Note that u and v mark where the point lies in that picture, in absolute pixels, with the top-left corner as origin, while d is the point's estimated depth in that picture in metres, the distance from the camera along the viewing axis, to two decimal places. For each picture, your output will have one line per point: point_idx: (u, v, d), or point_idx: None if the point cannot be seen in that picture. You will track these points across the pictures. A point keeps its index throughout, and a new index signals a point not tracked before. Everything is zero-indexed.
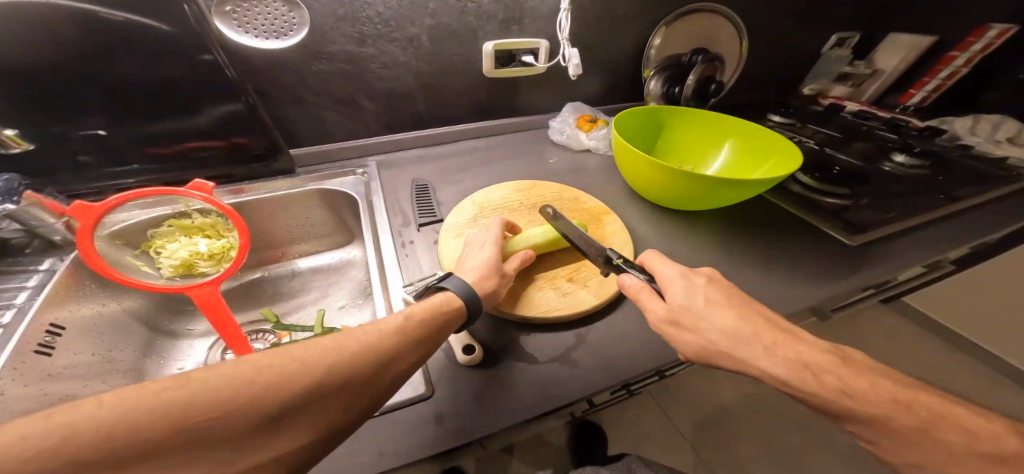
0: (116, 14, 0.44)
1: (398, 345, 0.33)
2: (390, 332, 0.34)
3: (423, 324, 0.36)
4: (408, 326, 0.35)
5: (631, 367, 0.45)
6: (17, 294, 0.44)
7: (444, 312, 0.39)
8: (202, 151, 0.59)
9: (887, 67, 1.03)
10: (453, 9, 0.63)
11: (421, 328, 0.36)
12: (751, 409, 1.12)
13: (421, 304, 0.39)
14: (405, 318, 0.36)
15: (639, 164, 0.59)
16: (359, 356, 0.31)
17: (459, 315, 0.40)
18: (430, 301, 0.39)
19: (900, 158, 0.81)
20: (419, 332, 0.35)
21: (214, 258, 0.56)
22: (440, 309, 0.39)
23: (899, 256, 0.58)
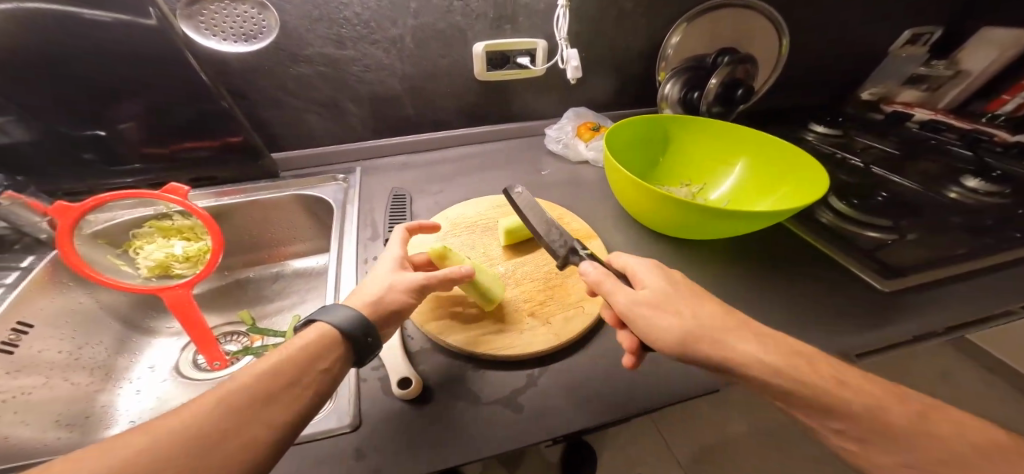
0: (96, 13, 0.44)
1: (248, 407, 0.25)
2: (223, 399, 0.25)
3: (287, 367, 0.28)
4: (251, 382, 0.26)
5: (583, 421, 0.39)
6: None
7: (315, 348, 0.31)
8: (197, 152, 0.60)
9: (975, 69, 0.84)
10: (437, 8, 0.59)
11: (275, 377, 0.27)
12: (762, 446, 0.99)
13: (281, 350, 0.30)
14: (281, 361, 0.29)
15: (628, 185, 0.52)
16: (195, 435, 0.22)
17: (337, 344, 0.32)
18: (292, 343, 0.31)
19: (972, 182, 0.68)
20: (274, 382, 0.27)
21: (190, 260, 0.57)
22: (309, 346, 0.31)
23: (942, 308, 0.47)
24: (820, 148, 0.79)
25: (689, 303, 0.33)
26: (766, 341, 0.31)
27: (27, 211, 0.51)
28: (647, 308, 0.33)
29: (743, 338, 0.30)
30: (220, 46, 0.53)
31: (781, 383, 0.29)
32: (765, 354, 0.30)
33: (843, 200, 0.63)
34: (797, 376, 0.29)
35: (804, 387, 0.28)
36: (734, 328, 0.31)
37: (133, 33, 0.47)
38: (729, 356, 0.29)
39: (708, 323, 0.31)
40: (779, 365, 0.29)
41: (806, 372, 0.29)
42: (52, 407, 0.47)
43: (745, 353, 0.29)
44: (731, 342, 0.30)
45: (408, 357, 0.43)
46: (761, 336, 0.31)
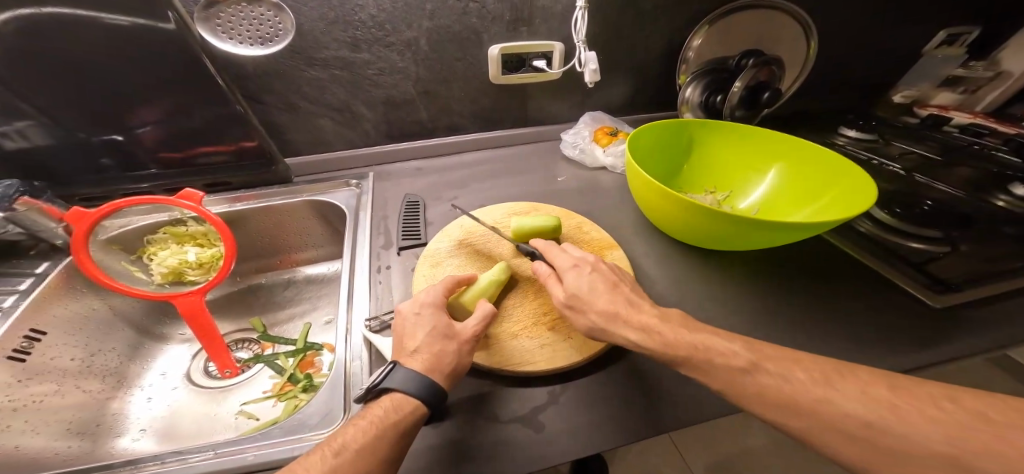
0: (115, 17, 0.44)
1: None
2: (331, 471, 0.28)
3: (379, 444, 0.30)
4: (354, 456, 0.29)
5: (611, 441, 0.36)
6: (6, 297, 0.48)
7: (405, 421, 0.32)
8: (212, 157, 0.59)
9: (1016, 69, 0.80)
10: (453, 9, 0.58)
11: (377, 449, 0.30)
12: (783, 457, 0.93)
13: (370, 414, 0.32)
14: (372, 445, 0.30)
15: (652, 193, 0.49)
16: None
17: (424, 415, 0.33)
18: (379, 409, 0.32)
19: (1021, 190, 0.64)
20: (373, 458, 0.29)
21: (203, 267, 0.56)
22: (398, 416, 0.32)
23: (991, 324, 0.44)
24: (853, 153, 0.75)
25: (603, 296, 0.38)
26: (610, 301, 0.38)
27: (43, 217, 0.50)
28: (550, 281, 0.42)
29: (593, 300, 0.38)
30: (236, 49, 0.52)
31: (613, 338, 0.36)
32: (604, 312, 0.37)
33: (882, 208, 0.60)
34: (624, 333, 0.36)
35: (628, 343, 0.36)
36: (588, 294, 0.39)
37: (152, 37, 0.46)
38: (583, 318, 0.38)
39: (572, 292, 0.39)
40: (610, 321, 0.37)
41: (627, 326, 0.36)
42: (64, 415, 0.46)
43: (594, 317, 0.37)
44: (585, 308, 0.38)
45: None
46: (614, 296, 0.38)
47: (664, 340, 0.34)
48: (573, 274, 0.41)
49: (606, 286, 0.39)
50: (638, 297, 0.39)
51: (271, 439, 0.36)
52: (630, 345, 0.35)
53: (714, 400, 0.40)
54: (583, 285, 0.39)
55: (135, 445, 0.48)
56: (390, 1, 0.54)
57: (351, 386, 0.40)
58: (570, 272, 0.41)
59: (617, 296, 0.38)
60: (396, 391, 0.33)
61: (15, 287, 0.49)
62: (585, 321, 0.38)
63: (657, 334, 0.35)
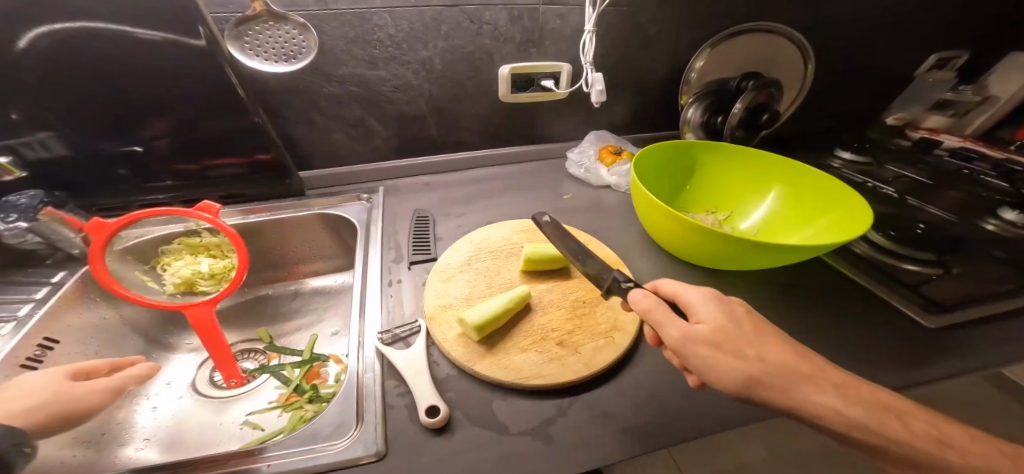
0: (146, 32, 0.46)
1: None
2: None
3: None
4: None
5: (619, 454, 0.37)
6: (22, 306, 0.49)
7: None
8: (228, 169, 0.61)
9: (1003, 93, 0.82)
10: (468, 31, 0.60)
11: None
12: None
13: None
14: None
15: (657, 212, 0.51)
16: None
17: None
18: None
19: (1010, 215, 0.67)
20: None
21: (214, 277, 0.57)
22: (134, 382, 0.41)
23: (985, 345, 0.45)
24: (849, 175, 0.78)
25: (754, 340, 0.31)
26: (780, 349, 0.30)
27: (64, 227, 0.51)
28: (659, 310, 0.34)
29: (757, 345, 0.30)
30: (260, 65, 0.51)
31: (781, 395, 0.28)
32: (771, 363, 0.29)
33: (877, 229, 0.62)
34: (800, 389, 0.28)
35: (805, 402, 0.28)
36: (751, 336, 0.31)
37: (178, 52, 0.48)
38: (735, 367, 0.29)
39: (721, 327, 0.31)
40: (779, 375, 0.29)
41: (815, 384, 0.29)
42: None
43: (754, 364, 0.29)
44: (747, 354, 0.30)
45: (435, 384, 0.42)
46: (769, 342, 0.31)
47: (861, 404, 0.29)
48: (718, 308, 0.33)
49: (751, 324, 0.32)
50: (782, 338, 0.32)
51: (284, 448, 0.37)
52: (819, 405, 0.28)
53: (719, 416, 0.41)
54: (741, 323, 0.32)
55: (139, 455, 0.48)
56: (408, 23, 0.57)
57: (363, 398, 0.41)
58: (707, 303, 0.33)
59: (764, 339, 0.31)
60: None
61: (30, 295, 0.50)
62: (728, 369, 0.29)
63: (836, 392, 0.29)
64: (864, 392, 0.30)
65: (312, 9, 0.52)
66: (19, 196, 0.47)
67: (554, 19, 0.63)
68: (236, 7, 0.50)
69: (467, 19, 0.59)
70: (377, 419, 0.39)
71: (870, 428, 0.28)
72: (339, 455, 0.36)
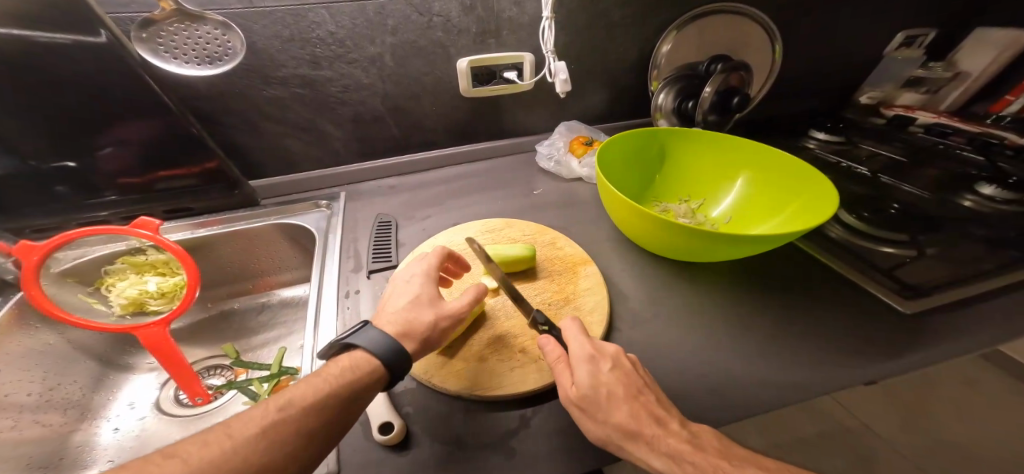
0: (43, 35, 0.42)
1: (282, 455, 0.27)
2: (273, 424, 0.28)
3: (328, 400, 0.31)
4: (303, 410, 0.29)
5: (582, 462, 0.35)
6: None
7: (360, 380, 0.33)
8: (173, 182, 0.57)
9: (973, 70, 0.82)
10: (417, 24, 0.57)
11: (327, 407, 0.30)
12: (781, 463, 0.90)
13: (327, 372, 0.33)
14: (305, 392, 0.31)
15: (621, 209, 0.49)
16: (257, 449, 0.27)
17: (381, 376, 0.35)
18: (336, 368, 0.33)
19: (987, 190, 0.65)
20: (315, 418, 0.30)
21: (165, 297, 0.54)
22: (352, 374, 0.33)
23: (960, 328, 0.44)
24: (824, 157, 0.76)
25: (615, 403, 0.32)
26: (627, 410, 0.32)
27: None
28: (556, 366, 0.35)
29: (610, 406, 0.32)
30: (180, 69, 0.47)
31: (624, 452, 0.31)
32: (620, 427, 0.31)
33: (852, 211, 0.61)
34: (637, 451, 0.30)
35: (638, 461, 0.30)
36: (603, 400, 0.32)
37: (99, 57, 0.45)
38: (593, 428, 0.32)
39: (583, 391, 0.33)
40: (625, 439, 0.31)
41: (657, 445, 0.30)
42: (23, 450, 0.45)
43: (603, 426, 0.31)
44: (597, 416, 0.32)
45: (390, 400, 0.40)
46: (620, 404, 0.32)
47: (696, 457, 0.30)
48: (588, 366, 0.34)
49: (612, 388, 0.33)
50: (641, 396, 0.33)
51: None
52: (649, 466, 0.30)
53: None
54: (602, 385, 0.33)
55: None
56: (351, 18, 0.54)
57: None
58: (581, 363, 0.34)
59: (632, 405, 0.32)
60: (362, 349, 0.35)
61: None
62: (587, 427, 0.32)
63: (673, 452, 0.30)
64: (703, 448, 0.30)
65: (235, 8, 0.48)
66: None
67: (509, 6, 0.60)
68: (139, 7, 0.47)
69: (415, 11, 0.56)
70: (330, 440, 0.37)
71: None
72: None
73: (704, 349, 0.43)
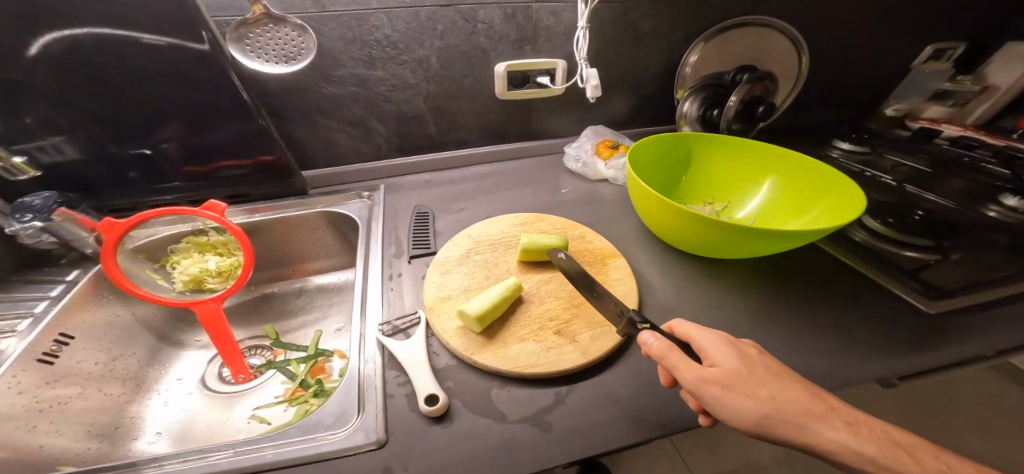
0: (154, 38, 0.47)
1: None
2: None
3: None
4: None
5: (614, 437, 0.38)
6: (39, 303, 0.51)
7: None
8: (234, 170, 0.62)
9: (1002, 83, 0.83)
10: (462, 30, 0.61)
11: None
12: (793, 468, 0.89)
13: None
14: None
15: (654, 205, 0.51)
16: None
17: None
18: None
19: (1011, 201, 0.67)
20: None
21: (222, 275, 0.59)
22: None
23: (984, 329, 0.45)
24: (848, 165, 0.78)
25: (770, 383, 0.32)
26: (787, 388, 0.32)
27: (77, 227, 0.53)
28: (676, 353, 0.34)
29: (767, 386, 0.32)
30: (262, 67, 0.53)
31: (792, 431, 0.30)
32: (779, 406, 0.31)
33: (875, 218, 0.62)
34: (810, 425, 0.30)
35: (816, 437, 0.30)
36: (752, 379, 0.32)
37: (186, 56, 0.49)
38: (752, 408, 0.31)
39: (732, 371, 0.33)
40: (787, 419, 0.30)
41: (823, 419, 0.31)
42: (85, 417, 0.48)
43: (766, 404, 0.31)
44: (756, 393, 0.31)
45: (435, 374, 0.43)
46: (777, 382, 0.32)
47: (870, 438, 0.31)
48: (726, 348, 0.34)
49: (762, 366, 0.33)
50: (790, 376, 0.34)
51: (287, 438, 0.38)
52: (828, 440, 0.30)
53: None
54: (749, 364, 0.33)
55: (151, 448, 0.51)
56: (404, 22, 0.58)
57: (364, 388, 0.42)
58: (717, 347, 0.35)
59: (783, 386, 0.32)
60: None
61: (46, 293, 0.52)
62: (740, 407, 0.31)
63: (843, 426, 0.31)
64: (864, 422, 0.32)
65: (310, 11, 0.53)
66: (34, 198, 0.48)
67: (547, 16, 0.64)
68: (236, 11, 0.52)
69: (462, 18, 0.60)
70: (377, 408, 0.40)
71: (880, 461, 0.29)
72: (343, 441, 0.37)
73: None
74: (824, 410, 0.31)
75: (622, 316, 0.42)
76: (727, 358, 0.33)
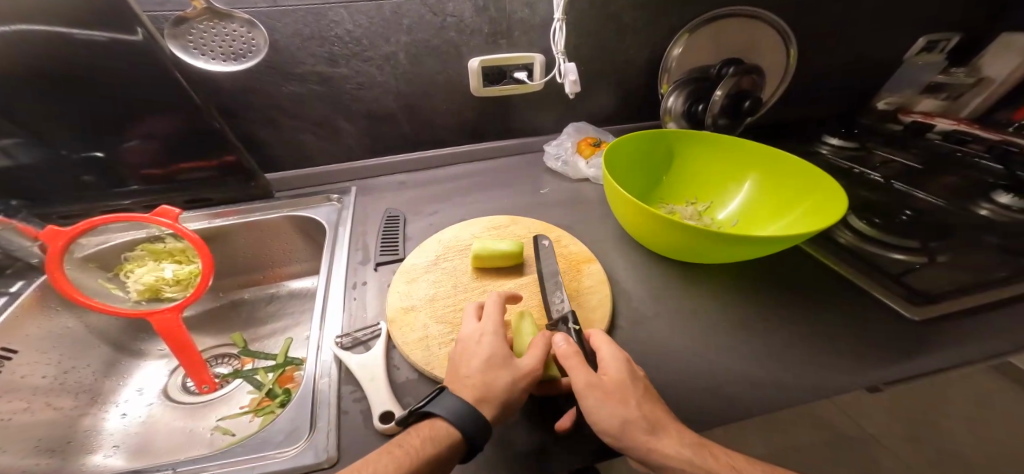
0: (87, 33, 0.44)
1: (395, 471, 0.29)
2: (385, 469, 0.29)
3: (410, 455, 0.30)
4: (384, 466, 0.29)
5: (580, 456, 0.36)
6: None
7: (430, 443, 0.31)
8: (193, 173, 0.59)
9: (997, 76, 0.81)
10: (430, 24, 0.58)
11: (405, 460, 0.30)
12: None
13: (409, 440, 0.32)
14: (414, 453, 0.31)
15: (629, 209, 0.49)
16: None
17: None
18: None
19: (1003, 198, 0.64)
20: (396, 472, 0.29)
21: (180, 283, 0.56)
22: (432, 443, 0.31)
23: (973, 335, 0.43)
24: (837, 162, 0.75)
25: (644, 398, 0.33)
26: (657, 406, 0.33)
27: (19, 236, 0.51)
28: (570, 355, 0.35)
29: (640, 397, 0.33)
30: (207, 65, 0.49)
31: (643, 439, 0.30)
32: (647, 417, 0.31)
33: (862, 217, 0.60)
34: (662, 436, 0.30)
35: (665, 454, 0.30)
36: (627, 385, 0.33)
37: (126, 52, 0.46)
38: (617, 411, 0.31)
39: (614, 376, 0.34)
40: (648, 429, 0.31)
41: (677, 438, 0.31)
42: (32, 432, 0.45)
43: (632, 412, 0.31)
44: (625, 398, 0.32)
45: (393, 389, 0.40)
46: (648, 397, 0.33)
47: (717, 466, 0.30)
48: (615, 357, 0.36)
49: (640, 381, 0.34)
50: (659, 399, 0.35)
51: (231, 458, 0.35)
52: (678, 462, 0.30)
53: None
54: (630, 375, 0.34)
55: (106, 462, 0.47)
56: (367, 17, 0.55)
57: (318, 403, 0.39)
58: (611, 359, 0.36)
59: (656, 405, 0.33)
60: (440, 417, 0.33)
61: None
62: (609, 409, 0.31)
63: (694, 446, 0.31)
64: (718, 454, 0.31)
65: (261, 6, 0.50)
66: None
67: (521, 8, 0.61)
68: (175, 6, 0.49)
69: (429, 11, 0.57)
70: (330, 426, 0.37)
71: None
72: (290, 462, 0.35)
73: (709, 349, 0.43)
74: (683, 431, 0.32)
75: (555, 314, 0.43)
76: (610, 362, 0.35)
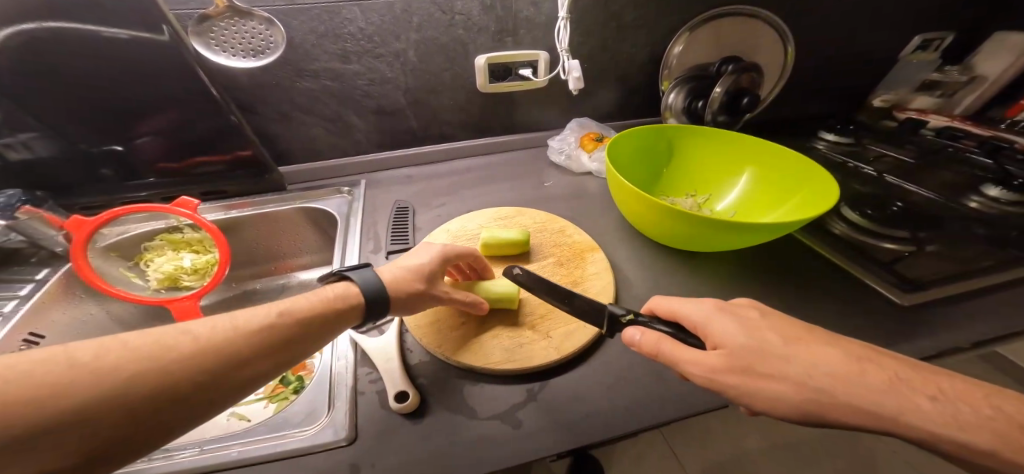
0: (115, 30, 0.46)
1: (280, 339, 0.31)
2: (270, 324, 0.32)
3: (309, 313, 0.34)
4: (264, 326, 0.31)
5: (586, 432, 0.38)
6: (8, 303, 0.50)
7: (333, 304, 0.36)
8: (209, 166, 0.61)
9: (990, 74, 0.83)
10: (440, 22, 0.60)
11: (297, 321, 0.33)
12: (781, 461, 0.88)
13: (321, 294, 0.37)
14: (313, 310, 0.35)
15: (632, 199, 0.51)
16: (266, 340, 0.31)
17: None
18: None
19: (993, 192, 0.67)
20: (286, 330, 0.32)
21: (198, 272, 0.58)
22: (338, 300, 0.37)
23: (959, 320, 0.45)
24: (832, 157, 0.78)
25: (800, 356, 0.30)
26: (821, 355, 0.30)
27: (44, 225, 0.52)
28: (668, 344, 0.33)
29: (794, 359, 0.30)
30: (228, 61, 0.54)
31: (846, 413, 0.28)
32: (815, 383, 0.29)
33: (856, 209, 0.62)
34: (861, 402, 0.27)
35: (878, 417, 0.27)
36: (765, 352, 0.30)
37: (149, 49, 0.48)
38: (782, 390, 0.29)
39: (741, 347, 0.31)
40: (834, 398, 0.28)
41: (879, 389, 0.28)
42: None
43: (793, 384, 0.29)
44: (777, 372, 0.29)
45: (407, 370, 0.42)
46: (800, 350, 0.30)
47: (941, 408, 0.27)
48: (732, 322, 0.33)
49: (771, 333, 0.31)
50: (811, 337, 0.32)
51: (256, 435, 0.37)
52: (910, 420, 0.27)
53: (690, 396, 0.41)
54: (756, 335, 0.31)
55: None
56: (379, 15, 0.57)
57: (336, 385, 0.41)
58: (713, 323, 0.33)
59: (820, 354, 0.30)
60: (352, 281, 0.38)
61: (16, 292, 0.51)
62: (772, 392, 0.29)
63: (917, 399, 0.27)
64: (920, 381, 0.29)
65: (278, 4, 0.52)
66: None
67: (527, 7, 0.62)
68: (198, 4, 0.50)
69: (438, 9, 0.59)
70: (346, 406, 0.39)
71: (980, 440, 0.26)
72: (310, 439, 0.37)
73: None
74: (882, 381, 0.28)
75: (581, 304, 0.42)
76: (728, 331, 0.32)
